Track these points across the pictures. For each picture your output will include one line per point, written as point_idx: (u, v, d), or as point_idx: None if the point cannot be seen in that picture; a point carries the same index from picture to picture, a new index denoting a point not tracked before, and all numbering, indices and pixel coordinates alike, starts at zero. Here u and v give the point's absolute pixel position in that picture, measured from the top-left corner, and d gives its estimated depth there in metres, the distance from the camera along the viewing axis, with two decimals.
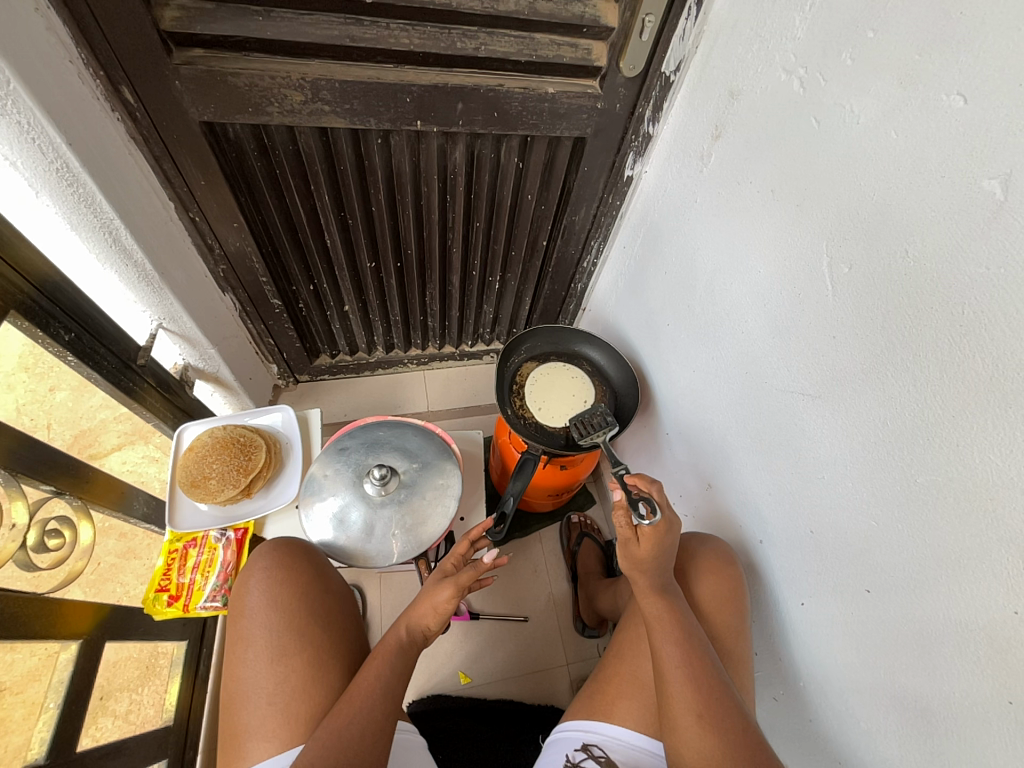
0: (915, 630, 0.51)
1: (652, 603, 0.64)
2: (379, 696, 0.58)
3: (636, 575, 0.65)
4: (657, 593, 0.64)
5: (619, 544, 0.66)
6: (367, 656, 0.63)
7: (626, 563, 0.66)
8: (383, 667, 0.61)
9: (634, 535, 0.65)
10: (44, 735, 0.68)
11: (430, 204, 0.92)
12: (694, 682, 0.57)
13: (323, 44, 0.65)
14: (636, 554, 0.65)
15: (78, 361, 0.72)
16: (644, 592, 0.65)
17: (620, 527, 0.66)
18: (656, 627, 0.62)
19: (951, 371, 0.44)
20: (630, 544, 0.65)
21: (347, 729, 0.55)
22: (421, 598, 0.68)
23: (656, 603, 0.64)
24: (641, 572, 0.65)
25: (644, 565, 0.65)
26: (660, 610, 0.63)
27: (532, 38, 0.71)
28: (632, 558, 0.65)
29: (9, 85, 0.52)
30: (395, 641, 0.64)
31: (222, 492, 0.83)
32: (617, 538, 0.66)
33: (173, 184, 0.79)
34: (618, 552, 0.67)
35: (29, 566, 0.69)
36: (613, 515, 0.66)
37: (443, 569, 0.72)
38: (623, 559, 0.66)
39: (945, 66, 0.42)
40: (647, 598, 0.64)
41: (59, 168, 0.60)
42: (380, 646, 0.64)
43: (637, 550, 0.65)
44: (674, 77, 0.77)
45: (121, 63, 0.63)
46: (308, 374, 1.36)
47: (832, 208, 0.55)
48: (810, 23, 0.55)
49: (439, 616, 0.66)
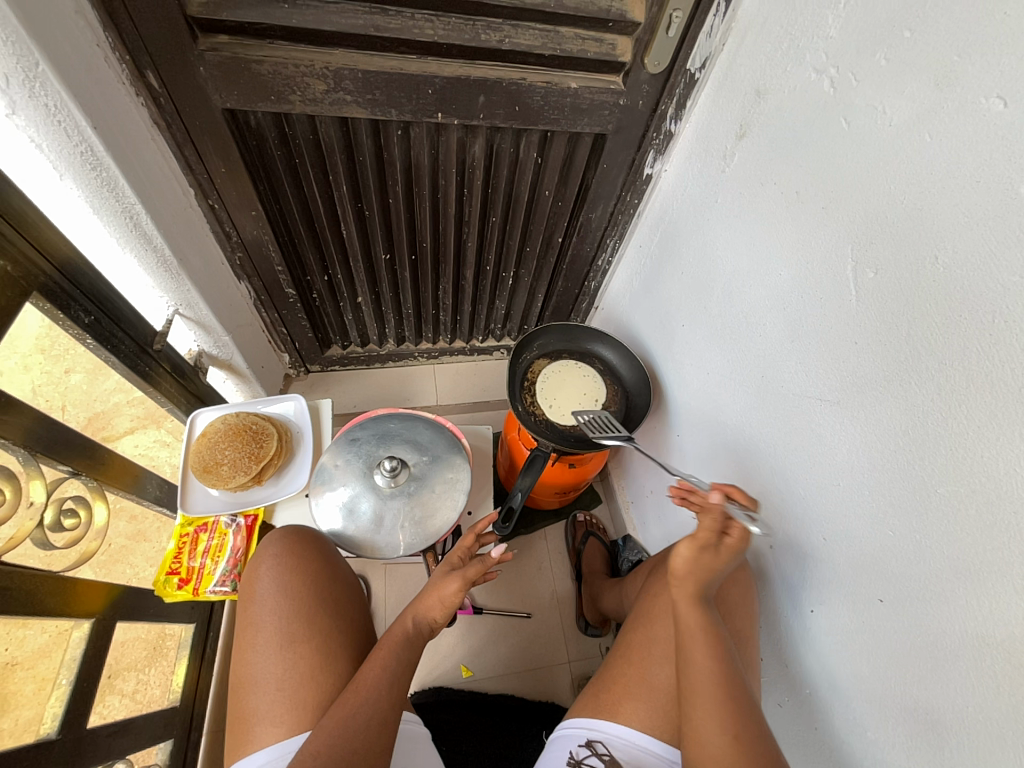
0: (928, 642, 0.50)
1: (694, 613, 0.59)
2: (385, 689, 0.58)
3: (691, 581, 0.59)
4: (700, 603, 0.59)
5: (690, 548, 0.58)
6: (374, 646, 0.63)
7: (689, 567, 0.58)
8: (390, 662, 0.61)
9: (720, 538, 0.57)
10: (56, 710, 0.70)
11: (447, 196, 0.92)
12: (729, 704, 0.55)
13: (347, 34, 0.65)
14: (707, 557, 0.58)
15: (96, 343, 0.73)
16: (688, 599, 0.59)
17: (704, 530, 0.58)
18: (691, 639, 0.59)
19: (979, 379, 0.44)
20: (703, 546, 0.58)
21: (353, 720, 0.55)
22: (428, 592, 0.68)
23: (699, 616, 0.59)
24: (694, 577, 0.59)
25: (703, 578, 0.59)
26: (693, 622, 0.59)
27: (557, 32, 0.70)
28: (694, 561, 0.58)
29: (38, 67, 0.52)
30: (402, 633, 0.64)
31: (233, 478, 0.84)
32: (693, 540, 0.58)
33: (194, 170, 0.79)
34: (681, 555, 0.58)
35: (45, 545, 0.69)
36: (706, 517, 0.57)
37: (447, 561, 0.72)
38: (682, 562, 0.59)
39: (985, 69, 0.41)
40: (688, 606, 0.59)
41: (84, 152, 0.61)
42: (388, 637, 0.64)
43: (711, 552, 0.58)
44: (698, 74, 0.76)
45: (147, 48, 0.63)
46: (319, 365, 1.37)
47: (862, 211, 0.54)
48: (844, 21, 0.54)
49: (446, 610, 0.67)
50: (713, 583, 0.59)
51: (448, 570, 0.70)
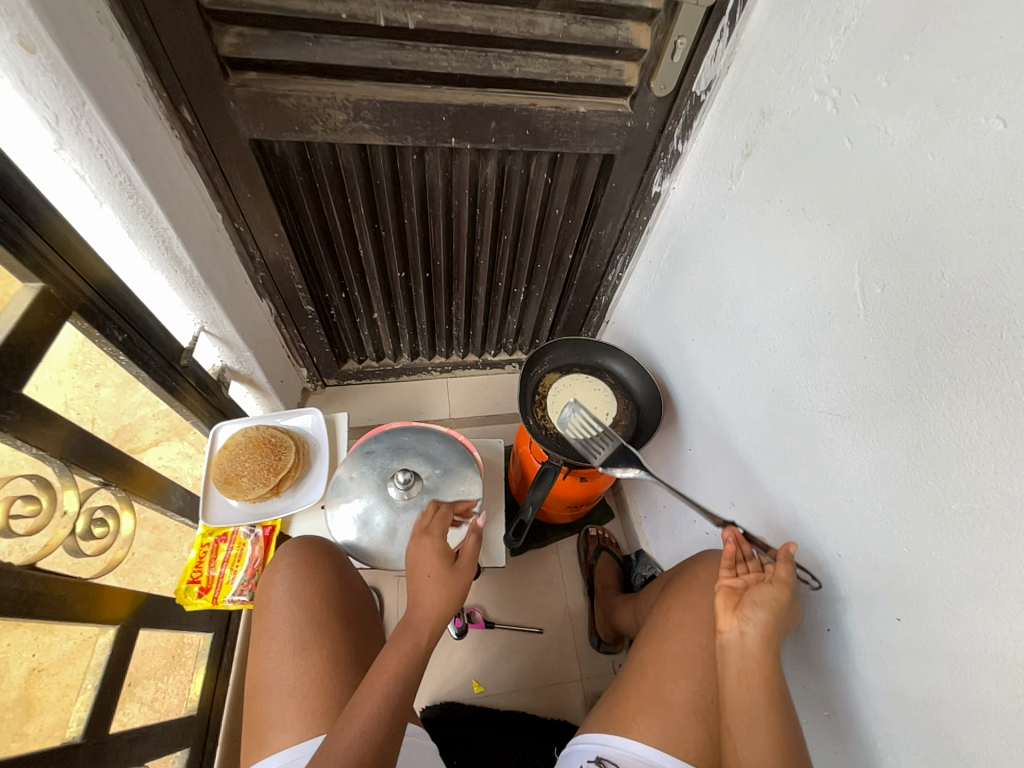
0: (948, 662, 0.49)
1: (767, 657, 0.58)
2: (389, 692, 0.58)
3: (771, 624, 0.59)
4: (772, 649, 0.58)
5: (775, 593, 0.60)
6: (375, 667, 0.62)
7: (770, 613, 0.59)
8: (395, 667, 0.61)
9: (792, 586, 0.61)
10: (80, 714, 0.72)
11: (460, 216, 0.95)
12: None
13: (366, 68, 0.69)
14: (786, 602, 0.60)
15: (128, 360, 0.76)
16: (762, 643, 0.58)
17: (780, 574, 0.61)
18: (750, 699, 0.56)
19: (989, 394, 0.43)
20: (783, 593, 0.60)
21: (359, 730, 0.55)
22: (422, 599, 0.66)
23: (771, 662, 0.58)
24: (770, 622, 0.59)
25: (775, 636, 0.59)
26: (764, 669, 0.57)
27: (565, 60, 0.74)
28: (775, 604, 0.59)
29: (84, 107, 0.57)
30: (401, 653, 0.62)
31: (253, 490, 0.86)
32: (774, 584, 0.60)
33: (222, 195, 0.84)
34: (764, 598, 0.60)
35: (75, 552, 0.72)
36: (785, 561, 0.61)
37: (427, 564, 0.68)
38: (762, 609, 0.59)
39: (984, 91, 0.42)
40: (761, 649, 0.58)
41: (122, 182, 0.66)
42: (388, 656, 0.62)
43: (789, 599, 0.60)
44: (704, 96, 0.78)
45: (183, 86, 0.68)
46: (335, 379, 1.41)
47: (868, 226, 0.54)
48: (844, 45, 0.55)
49: (466, 590, 0.68)
50: (783, 632, 0.59)
51: (437, 576, 0.67)
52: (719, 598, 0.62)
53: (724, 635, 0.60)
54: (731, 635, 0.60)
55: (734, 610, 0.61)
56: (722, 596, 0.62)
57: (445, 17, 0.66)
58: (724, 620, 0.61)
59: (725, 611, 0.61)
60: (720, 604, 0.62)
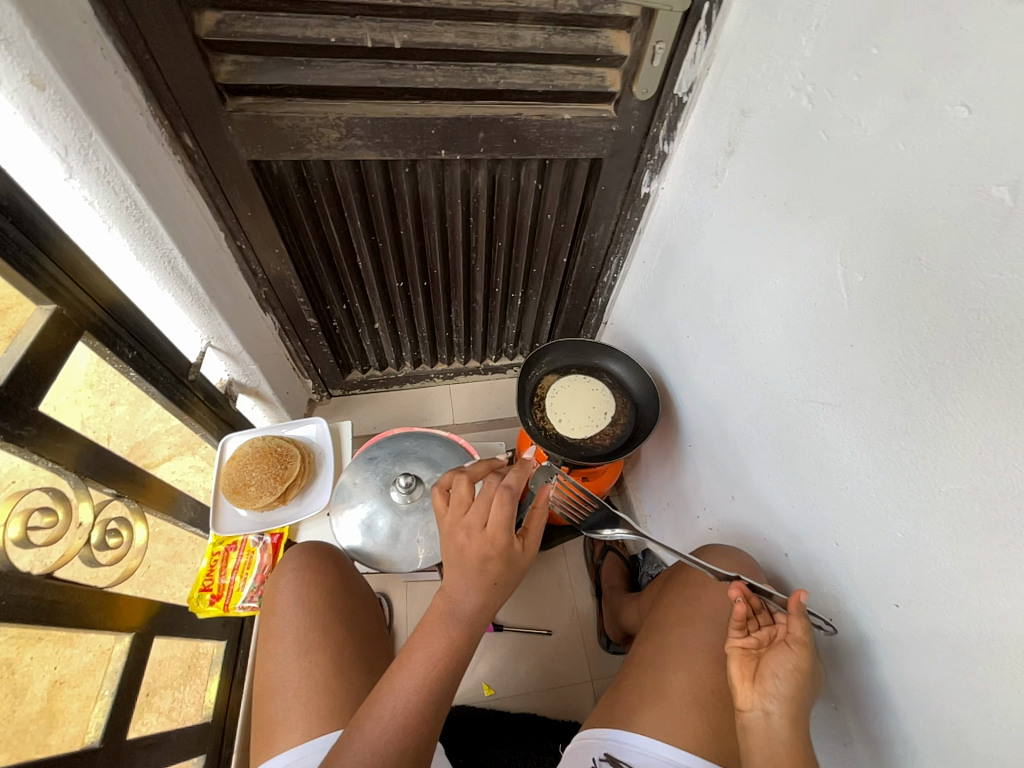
0: (947, 646, 0.49)
1: (797, 735, 0.53)
2: (439, 686, 0.57)
3: (792, 694, 0.55)
4: (799, 725, 0.54)
5: (791, 657, 0.56)
6: (414, 648, 0.58)
7: (789, 683, 0.55)
8: (439, 663, 0.57)
9: (809, 646, 0.57)
10: (99, 720, 0.74)
11: (454, 225, 0.97)
12: None
13: (357, 87, 0.72)
14: (803, 665, 0.56)
15: (138, 376, 0.79)
16: (788, 721, 0.54)
17: (794, 634, 0.57)
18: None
19: (972, 375, 0.44)
20: (800, 657, 0.56)
21: (404, 727, 0.54)
22: (470, 600, 0.58)
23: (801, 740, 0.53)
24: (790, 690, 0.55)
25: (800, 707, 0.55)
26: (797, 754, 0.52)
27: (548, 70, 0.76)
28: (794, 673, 0.55)
29: (91, 138, 0.61)
30: (444, 640, 0.58)
31: (260, 498, 0.88)
32: (788, 646, 0.56)
33: (223, 215, 0.87)
34: (781, 666, 0.56)
35: (91, 561, 0.75)
36: (797, 618, 0.57)
37: (484, 566, 0.58)
38: (783, 678, 0.55)
39: (949, 80, 0.43)
40: (789, 729, 0.54)
41: (129, 207, 0.69)
42: (427, 643, 0.58)
43: (807, 661, 0.56)
44: (686, 98, 0.80)
45: (182, 113, 0.71)
46: (340, 390, 1.43)
47: (848, 217, 0.55)
48: (816, 42, 0.57)
49: (514, 572, 0.61)
50: (807, 702, 0.56)
51: (493, 581, 0.59)
52: (734, 669, 0.58)
53: (746, 715, 0.56)
54: (754, 716, 0.55)
55: (753, 684, 0.56)
56: (738, 668, 0.58)
57: (429, 34, 0.68)
58: (745, 697, 0.56)
59: (744, 685, 0.57)
60: (736, 676, 0.57)
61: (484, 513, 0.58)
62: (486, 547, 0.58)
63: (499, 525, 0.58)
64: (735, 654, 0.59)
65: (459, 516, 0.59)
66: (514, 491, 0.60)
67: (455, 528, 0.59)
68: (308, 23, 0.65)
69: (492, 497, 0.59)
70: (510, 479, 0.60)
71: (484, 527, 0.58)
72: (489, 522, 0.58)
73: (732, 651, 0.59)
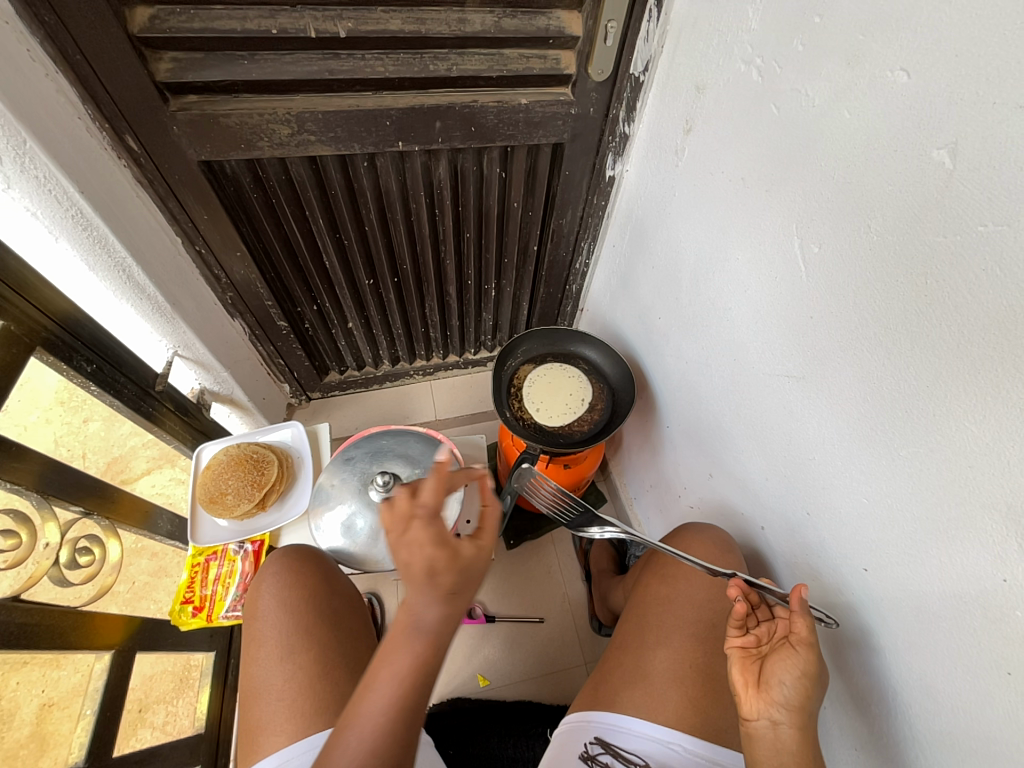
0: (914, 606, 0.50)
1: (806, 746, 0.50)
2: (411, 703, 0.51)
3: (800, 702, 0.52)
4: (807, 733, 0.51)
5: (796, 664, 0.52)
6: (382, 662, 0.53)
7: (796, 692, 0.52)
8: (409, 678, 0.51)
9: (815, 646, 0.53)
10: (83, 740, 0.73)
11: (419, 218, 0.95)
12: None
13: (304, 80, 0.70)
14: (810, 669, 0.52)
15: (100, 390, 0.77)
16: (797, 730, 0.51)
17: (800, 638, 0.53)
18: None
19: (922, 341, 0.45)
20: (807, 660, 0.52)
21: (372, 753, 0.48)
22: (431, 614, 0.52)
23: (812, 750, 0.50)
24: (797, 698, 0.52)
25: (808, 712, 0.52)
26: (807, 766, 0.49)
27: (501, 54, 0.74)
28: (801, 679, 0.52)
29: (26, 145, 0.58)
30: (414, 653, 0.52)
31: (238, 507, 0.87)
32: (792, 652, 0.53)
33: (179, 220, 0.84)
34: (785, 675, 0.52)
35: (62, 581, 0.73)
36: (799, 619, 0.53)
37: (434, 581, 0.51)
38: (789, 687, 0.52)
39: (888, 45, 0.43)
40: (797, 739, 0.51)
41: (75, 216, 0.67)
42: (396, 649, 0.52)
43: (813, 665, 0.52)
44: (643, 77, 0.79)
45: (124, 114, 0.69)
46: (319, 392, 1.42)
47: (801, 189, 0.55)
48: (762, 14, 0.56)
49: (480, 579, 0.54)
50: (815, 706, 0.53)
51: (451, 591, 0.52)
52: (737, 675, 0.55)
53: (752, 724, 0.53)
54: (761, 725, 0.52)
55: (758, 691, 0.53)
56: (741, 673, 0.55)
57: (375, 22, 0.67)
58: (750, 706, 0.53)
59: (748, 692, 0.54)
60: (740, 683, 0.54)
61: (411, 534, 0.52)
62: (427, 563, 0.51)
63: (432, 537, 0.51)
64: (735, 655, 0.56)
65: (396, 536, 0.53)
66: (434, 505, 0.54)
67: (396, 548, 0.52)
68: (247, 16, 0.63)
69: (412, 515, 0.52)
70: (425, 496, 0.54)
71: (419, 545, 0.51)
72: (418, 541, 0.51)
73: (733, 653, 0.56)
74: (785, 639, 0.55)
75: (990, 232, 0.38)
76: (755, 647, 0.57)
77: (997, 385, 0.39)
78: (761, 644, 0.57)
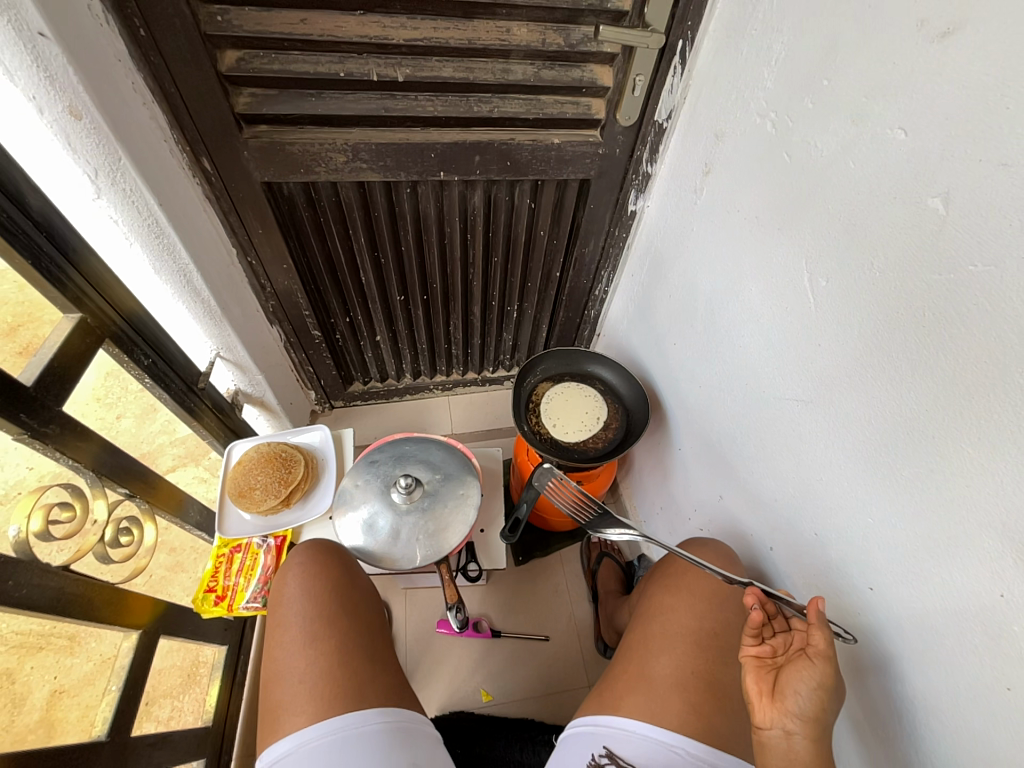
0: (917, 623, 0.52)
1: (820, 758, 0.51)
2: None
3: (815, 713, 0.53)
4: (823, 745, 0.52)
5: (814, 675, 0.53)
6: None
7: (813, 704, 0.53)
8: None
9: (833, 659, 0.54)
10: (107, 713, 0.76)
11: (452, 241, 1.03)
12: None
13: (362, 116, 0.79)
14: (826, 681, 0.53)
15: (153, 383, 0.84)
16: (811, 742, 0.52)
17: (817, 650, 0.54)
18: None
19: (920, 367, 0.48)
20: (824, 672, 0.53)
21: None
22: None
23: (826, 763, 0.51)
24: (812, 709, 0.53)
25: (823, 724, 0.53)
26: None
27: (538, 99, 0.83)
28: (817, 690, 0.53)
29: (121, 161, 0.67)
30: None
31: (265, 502, 0.92)
32: (810, 663, 0.54)
33: (236, 232, 0.92)
34: (802, 686, 0.54)
35: (104, 558, 0.77)
36: (816, 631, 0.54)
37: None
38: (806, 699, 0.53)
39: (888, 107, 0.49)
40: (810, 751, 0.52)
41: (150, 224, 0.74)
42: None
43: (830, 677, 0.54)
44: (666, 123, 0.87)
45: (203, 138, 0.77)
46: (342, 401, 1.47)
47: (811, 229, 0.60)
48: (776, 75, 0.63)
49: None
50: (830, 719, 0.54)
51: None
52: (752, 684, 0.57)
53: (765, 733, 0.54)
54: (774, 735, 0.54)
55: (772, 700, 0.55)
56: (755, 682, 0.57)
57: (430, 69, 0.75)
58: (764, 715, 0.55)
59: (762, 700, 0.56)
60: (754, 691, 0.56)
61: None
62: None
63: None
64: (749, 664, 0.58)
65: None
66: None
67: None
68: (319, 61, 0.72)
69: None
70: None
71: None
72: None
73: (747, 662, 0.58)
74: (801, 651, 0.56)
75: (979, 272, 0.42)
76: (770, 657, 0.58)
77: (990, 410, 0.43)
78: (776, 655, 0.58)
